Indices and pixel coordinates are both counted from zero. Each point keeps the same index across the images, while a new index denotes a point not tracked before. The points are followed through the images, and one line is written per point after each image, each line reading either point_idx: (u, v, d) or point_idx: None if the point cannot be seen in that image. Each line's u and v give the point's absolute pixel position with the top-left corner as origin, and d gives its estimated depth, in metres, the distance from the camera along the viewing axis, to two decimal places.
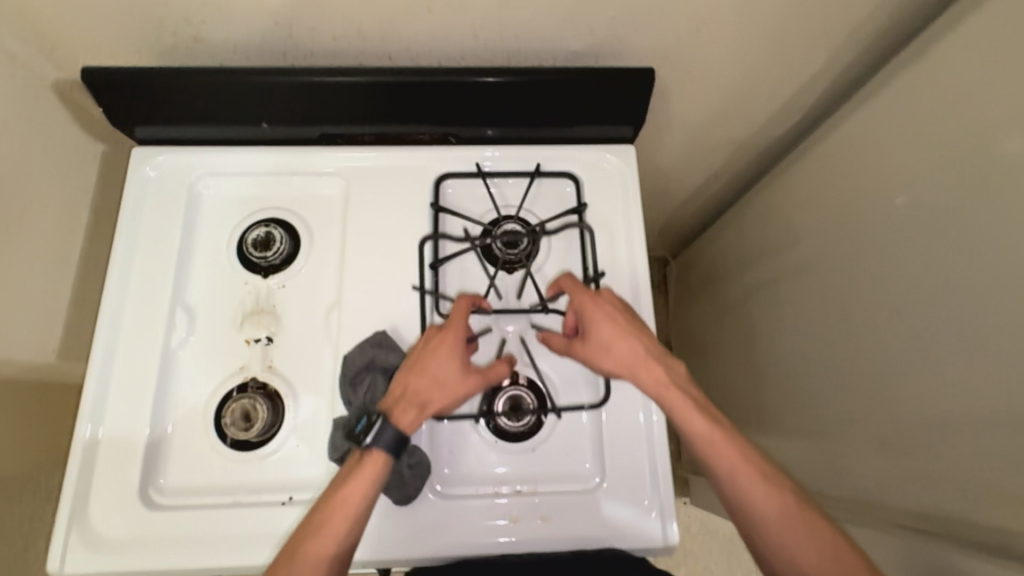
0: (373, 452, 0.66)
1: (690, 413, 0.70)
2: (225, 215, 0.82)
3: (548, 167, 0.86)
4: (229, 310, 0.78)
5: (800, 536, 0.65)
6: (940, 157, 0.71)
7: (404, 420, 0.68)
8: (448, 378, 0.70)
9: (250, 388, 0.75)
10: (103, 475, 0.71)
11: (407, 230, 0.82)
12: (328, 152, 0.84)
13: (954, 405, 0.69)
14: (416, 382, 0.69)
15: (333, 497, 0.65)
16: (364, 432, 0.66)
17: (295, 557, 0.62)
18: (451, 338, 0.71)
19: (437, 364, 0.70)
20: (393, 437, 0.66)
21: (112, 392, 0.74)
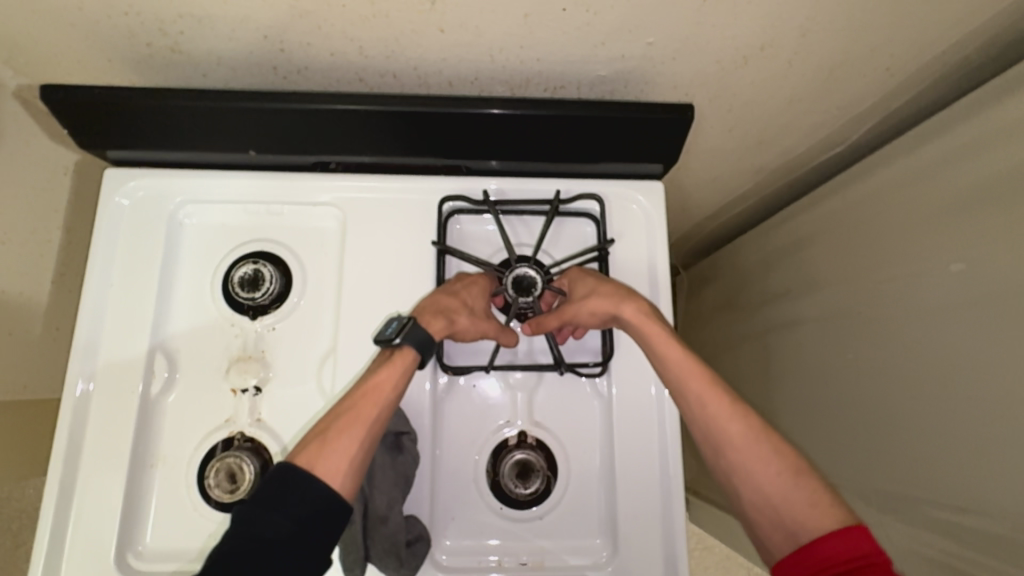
0: (403, 350, 0.65)
1: (665, 348, 0.66)
2: (210, 249, 0.75)
3: (566, 205, 0.78)
4: (212, 356, 0.72)
5: (765, 465, 0.59)
6: (1006, 224, 0.63)
7: (436, 324, 0.66)
8: (479, 305, 0.71)
9: (236, 443, 0.70)
10: (77, 523, 0.66)
11: (408, 271, 0.74)
12: (322, 181, 0.75)
13: (993, 504, 0.62)
14: (446, 297, 0.69)
15: (360, 389, 0.62)
16: (395, 331, 0.65)
17: (320, 450, 0.58)
18: (486, 282, 0.73)
19: (469, 292, 0.71)
20: (422, 339, 0.65)
21: (87, 434, 0.68)
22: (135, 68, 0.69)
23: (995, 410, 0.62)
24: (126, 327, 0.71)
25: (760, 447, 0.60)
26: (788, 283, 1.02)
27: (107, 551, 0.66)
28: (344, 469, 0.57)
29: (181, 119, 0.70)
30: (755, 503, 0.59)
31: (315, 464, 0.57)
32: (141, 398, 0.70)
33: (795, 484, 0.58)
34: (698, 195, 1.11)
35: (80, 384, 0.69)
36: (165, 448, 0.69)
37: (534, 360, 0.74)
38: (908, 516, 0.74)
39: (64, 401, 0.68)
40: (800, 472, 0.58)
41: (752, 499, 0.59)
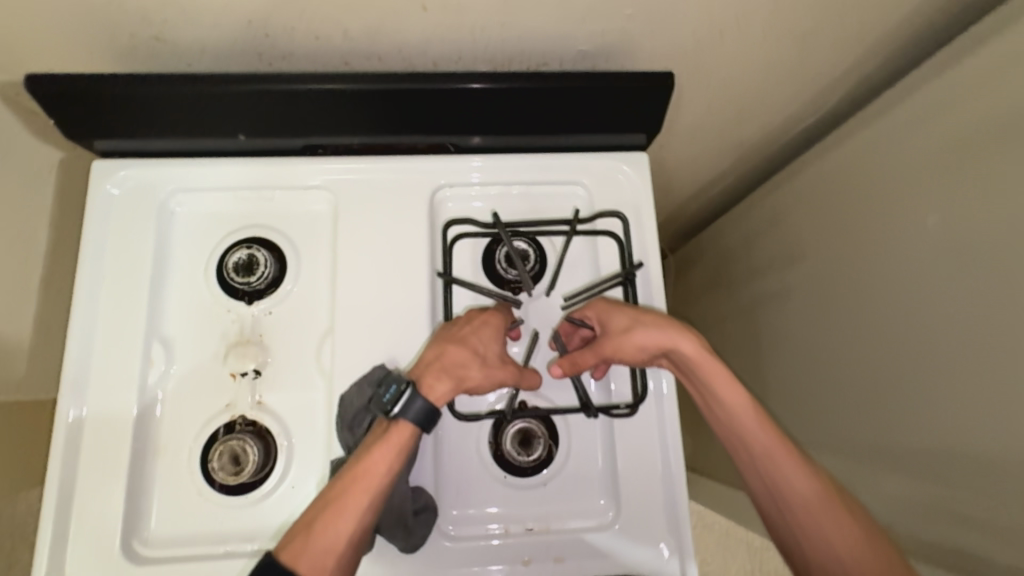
0: (400, 423, 0.63)
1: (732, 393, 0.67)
2: (203, 237, 0.75)
3: (583, 225, 0.79)
4: (209, 342, 0.72)
5: (811, 482, 0.64)
6: (975, 176, 0.65)
7: (438, 389, 0.65)
8: (490, 352, 0.68)
9: (237, 426, 0.70)
10: (81, 516, 0.66)
11: (402, 249, 0.75)
12: (313, 164, 0.76)
13: (980, 444, 0.65)
14: (453, 352, 0.67)
15: (353, 473, 0.60)
16: (391, 401, 0.63)
17: (303, 547, 0.57)
18: (496, 324, 0.70)
19: (478, 339, 0.68)
20: (423, 408, 0.63)
21: (86, 427, 0.68)
22: (119, 60, 0.69)
23: (976, 356, 0.65)
24: (122, 317, 0.71)
25: (830, 508, 0.63)
26: (772, 254, 1.04)
27: (112, 539, 0.66)
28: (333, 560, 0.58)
29: (167, 106, 0.70)
30: (822, 563, 0.63)
31: (307, 554, 0.57)
32: (139, 388, 0.69)
33: (862, 549, 0.61)
34: (682, 175, 1.14)
35: (73, 410, 0.68)
36: (167, 434, 0.69)
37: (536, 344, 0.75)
38: (899, 466, 0.77)
39: (62, 391, 0.68)
40: (863, 531, 0.62)
41: (818, 556, 0.63)
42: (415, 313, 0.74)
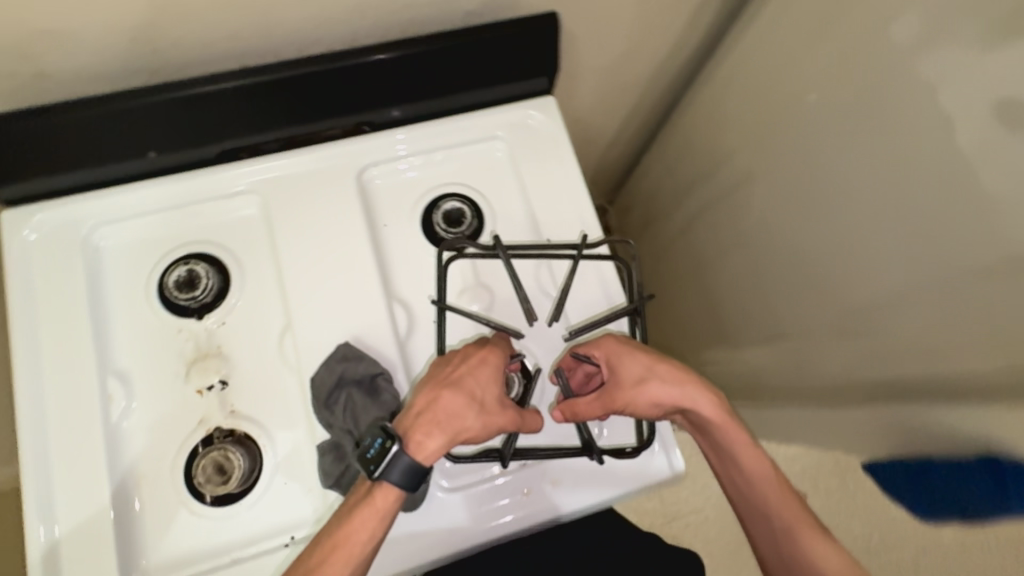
0: (383, 485, 0.62)
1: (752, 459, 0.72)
2: (136, 264, 0.74)
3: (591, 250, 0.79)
4: (167, 364, 0.71)
5: (807, 526, 0.69)
6: (840, 50, 0.72)
7: (431, 444, 0.63)
8: (485, 394, 0.66)
9: (215, 439, 0.69)
10: (73, 566, 0.64)
11: (340, 232, 0.76)
12: (234, 169, 0.76)
13: (895, 284, 0.72)
14: (448, 399, 0.64)
15: (338, 534, 0.61)
16: (376, 459, 0.62)
17: None
18: (495, 363, 0.68)
19: (475, 383, 0.66)
20: (410, 465, 0.62)
21: (57, 480, 0.66)
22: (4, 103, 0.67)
23: (875, 208, 0.72)
24: (68, 359, 0.69)
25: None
26: (695, 175, 1.11)
27: None
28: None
29: (72, 137, 0.70)
30: None
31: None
32: (105, 425, 0.68)
33: None
34: (598, 121, 1.19)
35: (43, 533, 0.65)
36: (144, 459, 0.69)
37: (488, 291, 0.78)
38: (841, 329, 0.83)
39: (19, 444, 0.66)
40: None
41: None
42: (368, 290, 0.75)
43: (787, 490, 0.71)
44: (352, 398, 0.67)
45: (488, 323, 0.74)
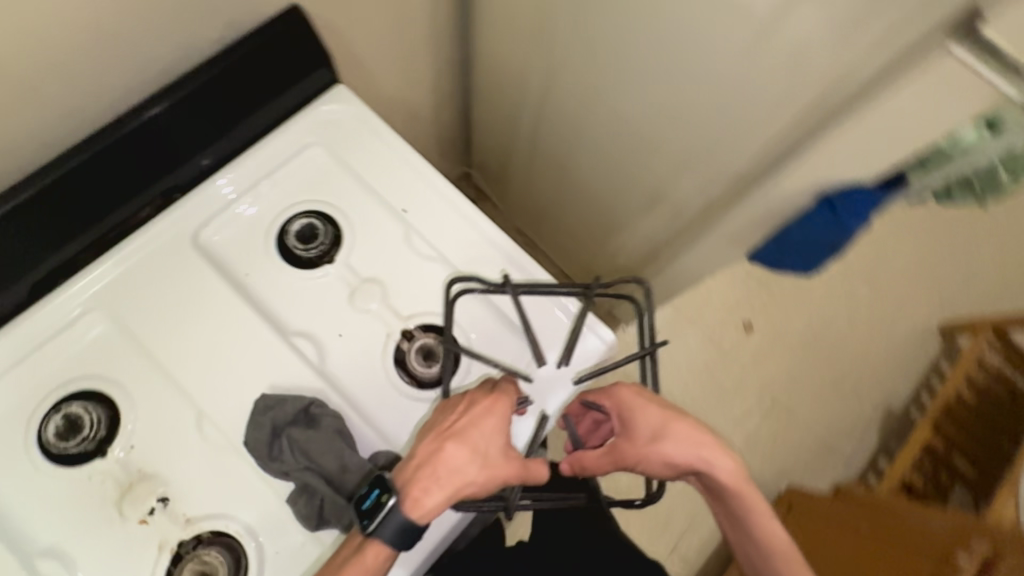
0: (375, 540, 0.55)
1: None
2: (270, 205, 0.70)
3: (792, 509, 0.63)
4: (263, 312, 0.66)
5: None
6: None
7: (434, 494, 0.54)
8: (492, 450, 0.57)
9: (281, 406, 0.61)
10: (94, 488, 0.59)
11: (482, 240, 0.71)
12: (400, 146, 0.73)
13: None
14: (446, 457, 0.55)
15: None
16: (368, 511, 0.54)
17: None
18: (500, 411, 0.59)
19: (479, 435, 0.57)
20: (403, 523, 0.54)
21: (113, 392, 0.61)
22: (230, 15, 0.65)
23: None
24: (124, 310, 0.64)
25: None
26: None
27: (125, 515, 0.58)
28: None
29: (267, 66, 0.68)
30: None
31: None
32: (181, 351, 0.63)
33: None
34: None
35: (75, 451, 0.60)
36: (151, 445, 0.60)
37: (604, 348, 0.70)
38: None
39: (95, 342, 0.63)
40: None
41: None
42: (490, 300, 0.70)
43: None
44: (303, 443, 0.59)
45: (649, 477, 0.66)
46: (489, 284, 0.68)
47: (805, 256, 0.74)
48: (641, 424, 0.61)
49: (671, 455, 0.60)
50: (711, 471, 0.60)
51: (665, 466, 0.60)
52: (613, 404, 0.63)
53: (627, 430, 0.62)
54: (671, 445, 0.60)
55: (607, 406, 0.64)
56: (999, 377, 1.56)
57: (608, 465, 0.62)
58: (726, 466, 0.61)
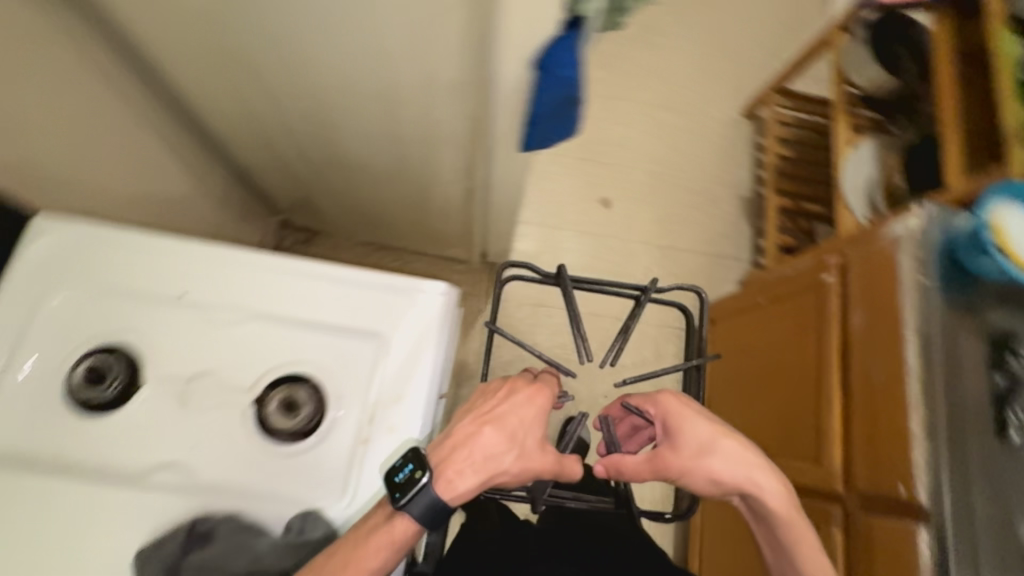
0: (405, 516, 0.58)
1: None
2: (35, 373, 0.63)
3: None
4: (96, 473, 0.61)
5: None
6: None
7: (471, 476, 0.59)
8: (526, 440, 0.62)
9: (167, 545, 0.58)
10: None
11: (278, 281, 0.67)
12: (140, 241, 0.67)
13: None
14: (484, 442, 0.60)
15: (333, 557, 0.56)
16: (401, 488, 0.57)
17: None
18: (539, 402, 0.63)
19: (516, 419, 0.62)
20: (433, 499, 0.58)
21: None
22: None
23: None
24: None
25: None
26: None
27: None
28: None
29: None
30: None
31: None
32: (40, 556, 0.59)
33: None
34: None
35: None
36: None
37: (445, 295, 0.68)
38: None
39: None
40: None
41: None
42: (322, 327, 0.66)
43: None
44: (207, 561, 0.56)
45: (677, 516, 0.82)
46: (542, 275, 0.90)
47: (564, 121, 0.77)
48: (688, 436, 0.72)
49: (717, 469, 0.70)
50: (766, 499, 0.71)
51: (708, 482, 0.70)
52: (660, 414, 0.75)
53: (675, 440, 0.73)
54: (717, 463, 0.70)
55: (657, 416, 0.76)
56: (799, 126, 1.81)
57: (649, 474, 0.73)
58: (769, 486, 0.71)
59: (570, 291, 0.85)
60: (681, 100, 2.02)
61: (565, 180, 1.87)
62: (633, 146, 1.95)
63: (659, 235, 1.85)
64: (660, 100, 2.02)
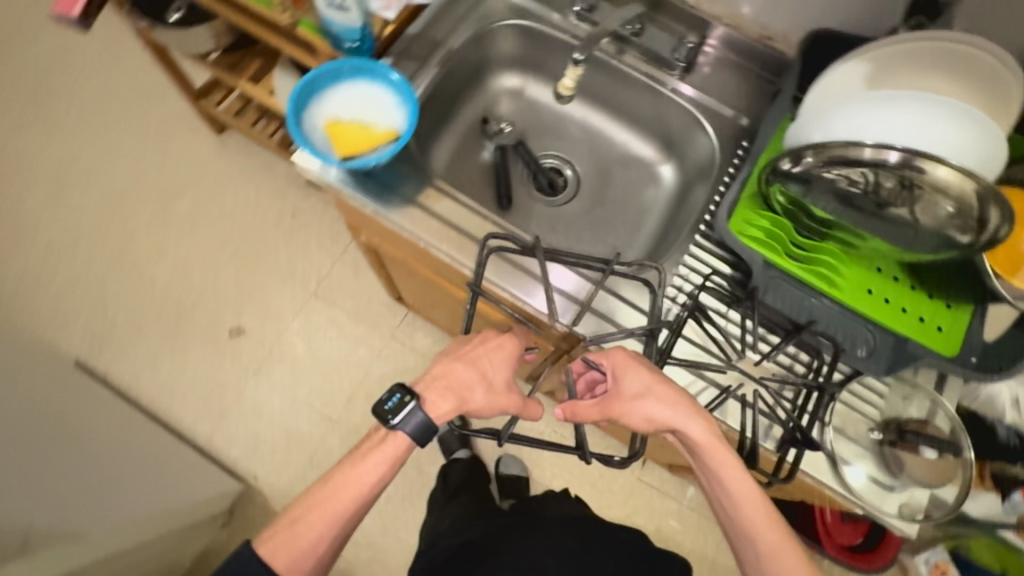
0: (398, 434, 0.70)
1: (759, 508, 0.67)
2: None
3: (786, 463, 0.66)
4: None
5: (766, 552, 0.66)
6: None
7: (445, 401, 0.70)
8: (492, 378, 0.72)
9: None
10: None
11: None
12: None
13: None
14: (461, 372, 0.72)
15: (340, 476, 0.70)
16: (393, 408, 0.68)
17: (281, 542, 0.68)
18: (510, 343, 0.73)
19: (489, 362, 0.72)
20: (421, 420, 0.70)
21: None
22: None
23: None
24: None
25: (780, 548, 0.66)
26: None
27: None
28: (310, 559, 0.69)
29: None
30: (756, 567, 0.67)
31: (279, 556, 0.68)
32: None
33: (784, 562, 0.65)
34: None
35: None
36: None
37: None
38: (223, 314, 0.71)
39: None
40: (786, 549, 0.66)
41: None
42: None
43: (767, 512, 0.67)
44: None
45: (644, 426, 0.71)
46: (518, 244, 0.71)
47: None
48: (628, 382, 0.68)
49: (653, 412, 0.66)
50: (686, 425, 0.67)
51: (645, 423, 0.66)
52: (611, 367, 0.69)
53: (617, 385, 0.68)
54: (653, 405, 0.66)
55: (606, 367, 0.69)
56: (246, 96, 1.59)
57: (598, 417, 0.68)
58: (696, 426, 0.66)
59: (543, 257, 0.69)
60: (161, 185, 1.68)
61: (187, 360, 1.55)
62: (186, 264, 1.63)
63: (303, 288, 1.63)
64: (149, 207, 1.67)
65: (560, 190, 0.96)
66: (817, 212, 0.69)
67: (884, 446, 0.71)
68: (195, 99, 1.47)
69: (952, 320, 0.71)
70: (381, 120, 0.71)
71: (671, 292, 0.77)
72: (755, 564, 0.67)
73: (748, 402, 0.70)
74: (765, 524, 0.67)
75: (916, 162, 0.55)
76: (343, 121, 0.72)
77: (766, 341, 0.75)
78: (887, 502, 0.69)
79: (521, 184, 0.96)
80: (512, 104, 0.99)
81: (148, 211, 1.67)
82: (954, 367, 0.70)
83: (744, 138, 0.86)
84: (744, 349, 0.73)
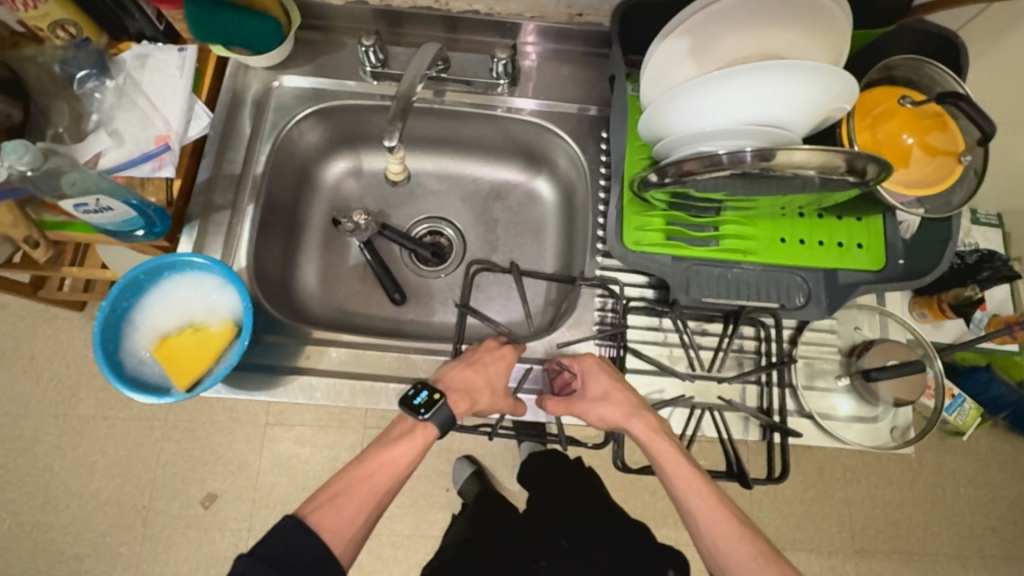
0: (427, 426, 0.64)
1: (692, 480, 0.62)
2: None
3: (773, 464, 0.65)
4: None
5: (702, 523, 0.61)
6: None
7: (459, 407, 0.64)
8: (499, 383, 0.67)
9: None
10: None
11: None
12: None
13: None
14: (468, 375, 0.65)
15: (376, 456, 0.63)
16: (422, 404, 0.63)
17: (322, 510, 0.58)
18: (508, 352, 0.69)
19: (493, 369, 0.67)
20: (448, 417, 0.64)
21: None
22: None
23: None
24: None
25: (717, 510, 0.61)
26: None
27: None
28: (347, 532, 0.58)
29: None
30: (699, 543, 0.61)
31: (323, 526, 0.57)
32: None
33: (725, 531, 0.60)
34: None
35: None
36: None
37: None
38: None
39: None
40: (723, 513, 0.61)
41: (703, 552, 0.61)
42: None
43: (702, 479, 0.63)
44: None
45: (609, 437, 0.69)
46: (492, 268, 0.72)
47: None
48: (591, 385, 0.66)
49: (607, 415, 0.64)
50: (625, 422, 0.64)
51: (604, 421, 0.64)
52: (581, 371, 0.68)
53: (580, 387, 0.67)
54: (607, 408, 0.64)
55: (577, 370, 0.68)
56: None
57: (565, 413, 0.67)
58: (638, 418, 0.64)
59: (519, 275, 0.72)
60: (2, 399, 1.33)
61: (163, 565, 1.27)
62: (93, 463, 1.31)
63: (253, 421, 1.35)
64: (10, 433, 1.32)
65: (447, 255, 0.86)
66: (700, 197, 0.64)
67: (852, 389, 0.71)
68: (33, 295, 1.17)
69: (869, 232, 0.69)
70: (215, 314, 0.62)
71: (598, 327, 0.73)
72: (697, 536, 0.62)
73: (714, 407, 0.68)
74: (695, 494, 0.62)
75: (771, 154, 0.50)
76: (172, 336, 0.61)
77: (709, 332, 0.72)
78: (868, 435, 0.70)
79: (406, 267, 0.86)
80: (356, 187, 0.87)
81: (6, 435, 1.31)
82: (890, 281, 0.68)
83: (601, 128, 0.79)
84: (692, 353, 0.70)
